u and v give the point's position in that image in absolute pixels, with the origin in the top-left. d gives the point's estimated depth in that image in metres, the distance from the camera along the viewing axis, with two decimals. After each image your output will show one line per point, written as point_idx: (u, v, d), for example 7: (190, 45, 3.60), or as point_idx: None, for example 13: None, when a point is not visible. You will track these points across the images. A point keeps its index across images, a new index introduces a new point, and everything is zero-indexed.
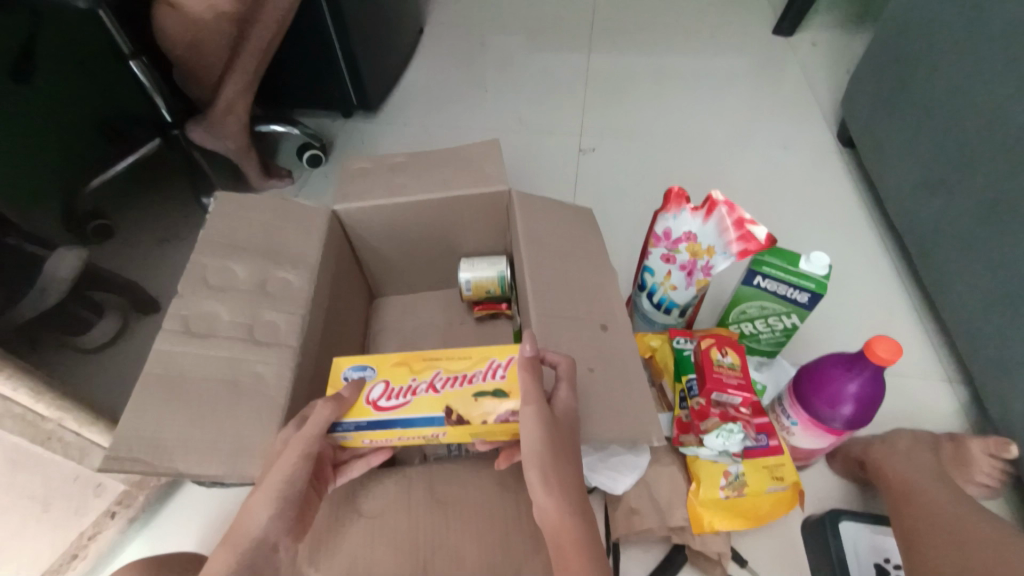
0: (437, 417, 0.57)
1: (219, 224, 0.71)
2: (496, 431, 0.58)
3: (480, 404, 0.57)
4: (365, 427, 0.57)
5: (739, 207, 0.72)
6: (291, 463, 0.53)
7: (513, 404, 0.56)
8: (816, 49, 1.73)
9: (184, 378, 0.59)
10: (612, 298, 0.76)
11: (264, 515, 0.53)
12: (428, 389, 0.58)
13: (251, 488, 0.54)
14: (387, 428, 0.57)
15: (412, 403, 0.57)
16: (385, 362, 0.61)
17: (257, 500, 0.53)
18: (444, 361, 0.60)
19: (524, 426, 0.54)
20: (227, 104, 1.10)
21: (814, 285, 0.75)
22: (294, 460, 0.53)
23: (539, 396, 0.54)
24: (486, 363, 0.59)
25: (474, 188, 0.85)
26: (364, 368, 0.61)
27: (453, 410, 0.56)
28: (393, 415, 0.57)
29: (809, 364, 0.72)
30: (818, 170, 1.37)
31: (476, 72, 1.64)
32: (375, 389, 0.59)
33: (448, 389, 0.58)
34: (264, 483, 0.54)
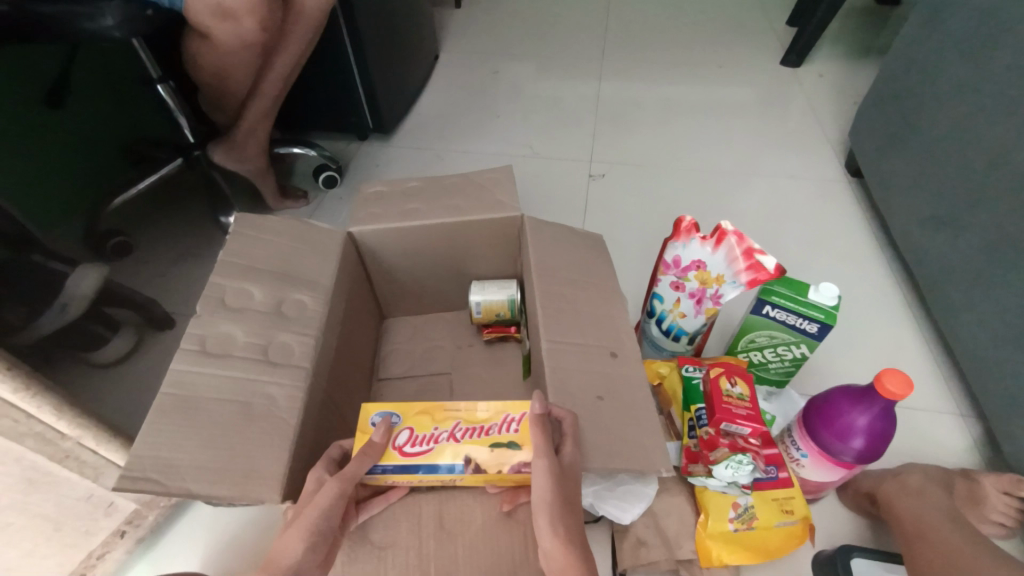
0: (457, 465, 0.59)
1: (238, 247, 0.73)
2: (508, 478, 0.61)
3: (497, 454, 0.59)
4: (391, 471, 0.59)
5: (748, 237, 0.73)
6: (330, 500, 0.55)
7: (525, 455, 0.59)
8: (823, 80, 1.76)
9: (199, 398, 0.60)
10: (622, 325, 0.77)
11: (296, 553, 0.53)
12: (449, 438, 0.60)
13: (286, 524, 0.55)
14: (410, 473, 0.59)
15: (435, 451, 0.60)
16: (409, 409, 0.62)
17: (290, 537, 0.54)
18: (465, 412, 0.62)
19: (535, 477, 0.56)
20: (249, 128, 1.14)
21: (823, 315, 0.76)
22: (333, 496, 0.55)
23: (550, 450, 0.56)
24: (502, 416, 0.61)
25: (486, 214, 0.86)
26: (389, 412, 0.62)
27: (472, 459, 0.59)
28: (417, 461, 0.59)
29: (818, 396, 0.72)
30: (825, 200, 1.38)
31: (488, 98, 1.68)
32: (399, 435, 0.61)
33: (468, 439, 0.60)
34: (300, 520, 0.54)
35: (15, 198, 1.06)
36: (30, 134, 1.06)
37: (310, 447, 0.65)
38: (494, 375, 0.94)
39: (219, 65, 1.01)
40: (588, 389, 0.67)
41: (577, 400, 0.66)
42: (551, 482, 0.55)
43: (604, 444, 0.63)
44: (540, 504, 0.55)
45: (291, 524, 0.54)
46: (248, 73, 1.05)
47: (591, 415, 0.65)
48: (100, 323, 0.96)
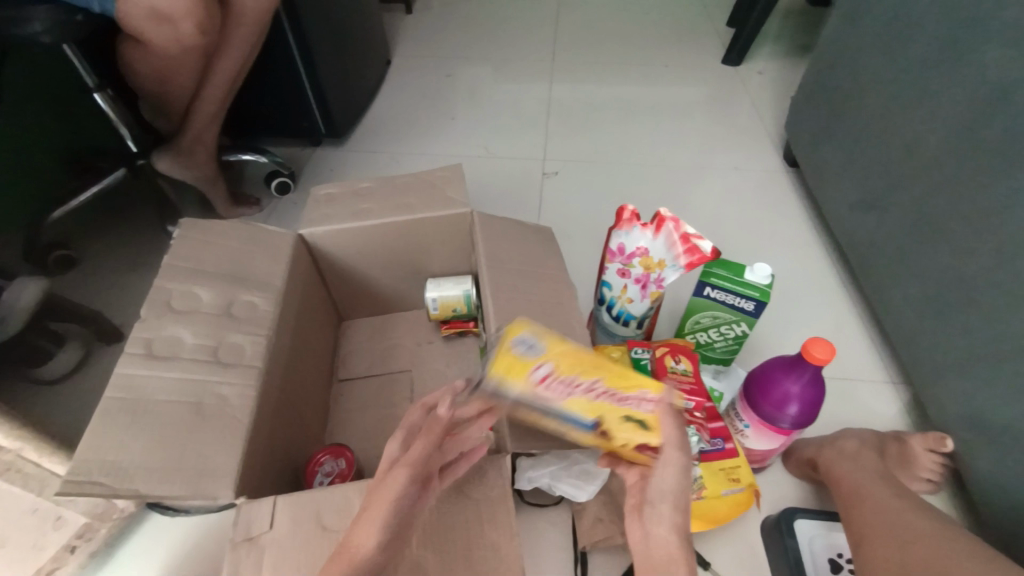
0: (587, 423, 0.56)
1: (185, 250, 0.73)
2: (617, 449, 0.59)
3: (626, 427, 0.56)
4: (515, 404, 0.55)
5: (684, 222, 0.78)
6: (401, 483, 0.52)
7: (648, 438, 0.56)
8: (763, 78, 1.86)
9: (147, 400, 0.59)
10: (572, 311, 0.79)
11: (372, 542, 0.48)
12: (587, 393, 0.56)
13: (359, 514, 0.51)
14: (535, 411, 0.56)
15: (571, 400, 0.55)
16: (553, 346, 0.56)
17: (361, 526, 0.49)
18: (606, 370, 0.57)
19: (666, 468, 0.55)
20: (196, 135, 1.12)
21: (757, 294, 0.81)
22: (406, 478, 0.53)
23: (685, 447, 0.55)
24: (637, 391, 0.57)
25: (438, 211, 0.88)
26: (531, 340, 0.56)
27: (604, 423, 0.56)
28: (550, 403, 0.55)
29: (755, 370, 0.76)
30: (767, 190, 1.46)
31: (443, 101, 1.70)
32: (538, 371, 0.55)
33: (604, 402, 0.56)
34: (373, 507, 0.51)
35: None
36: None
37: (264, 445, 0.65)
38: (453, 369, 0.96)
39: (160, 69, 1.00)
40: None
41: None
42: (680, 477, 0.54)
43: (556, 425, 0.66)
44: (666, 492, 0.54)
45: (363, 514, 0.50)
46: (190, 77, 1.03)
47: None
48: (45, 338, 0.92)
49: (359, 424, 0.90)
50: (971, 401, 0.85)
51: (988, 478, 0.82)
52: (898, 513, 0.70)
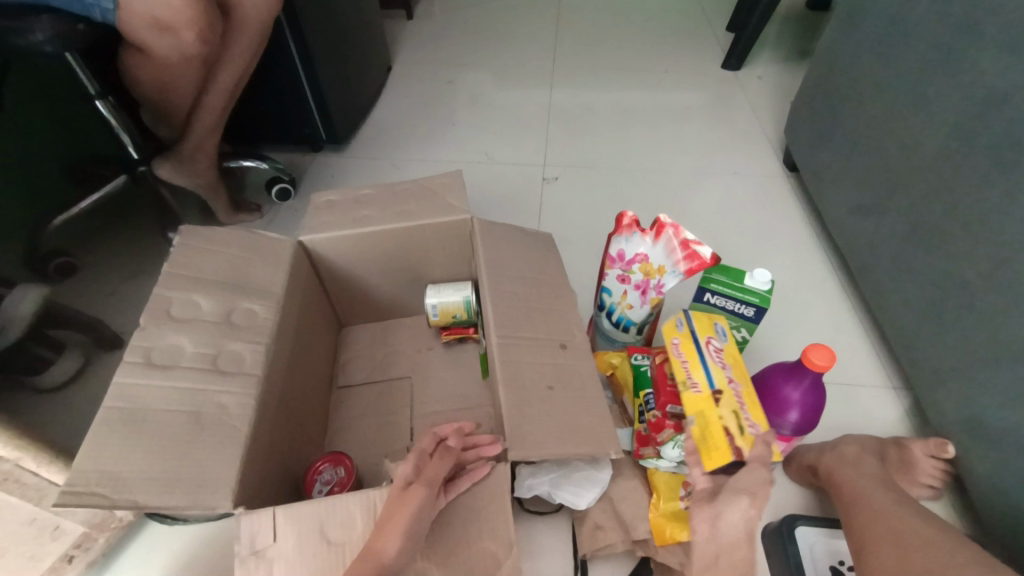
0: (711, 387, 0.69)
1: (184, 259, 0.73)
2: (706, 420, 0.67)
3: (731, 417, 0.66)
4: (680, 337, 0.75)
5: (683, 228, 0.78)
6: (423, 496, 0.56)
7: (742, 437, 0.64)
8: (763, 83, 1.86)
9: (146, 409, 0.59)
10: (571, 318, 0.79)
11: (395, 549, 0.52)
12: (729, 382, 0.70)
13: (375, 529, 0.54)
14: (691, 351, 0.73)
15: (716, 368, 0.71)
16: (732, 352, 0.76)
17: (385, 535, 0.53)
18: (746, 392, 0.72)
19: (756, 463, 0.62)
20: (196, 142, 1.13)
21: (757, 299, 0.80)
22: (424, 496, 0.56)
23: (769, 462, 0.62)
24: (755, 420, 0.68)
25: (437, 218, 0.88)
26: (726, 337, 0.77)
27: (721, 399, 0.68)
28: (703, 355, 0.72)
29: (758, 377, 0.76)
30: (767, 195, 1.46)
31: (443, 107, 1.71)
32: (715, 340, 0.75)
33: (732, 396, 0.69)
34: (391, 520, 0.54)
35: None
36: None
37: (263, 453, 0.65)
38: (453, 376, 0.95)
39: (161, 78, 1.00)
40: (540, 380, 0.70)
41: (529, 391, 0.69)
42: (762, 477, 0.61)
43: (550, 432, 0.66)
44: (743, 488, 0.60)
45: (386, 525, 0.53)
46: (191, 85, 1.04)
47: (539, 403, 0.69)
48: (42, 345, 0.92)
49: (359, 432, 0.89)
50: (973, 407, 0.84)
51: (989, 485, 0.81)
52: (897, 519, 0.69)
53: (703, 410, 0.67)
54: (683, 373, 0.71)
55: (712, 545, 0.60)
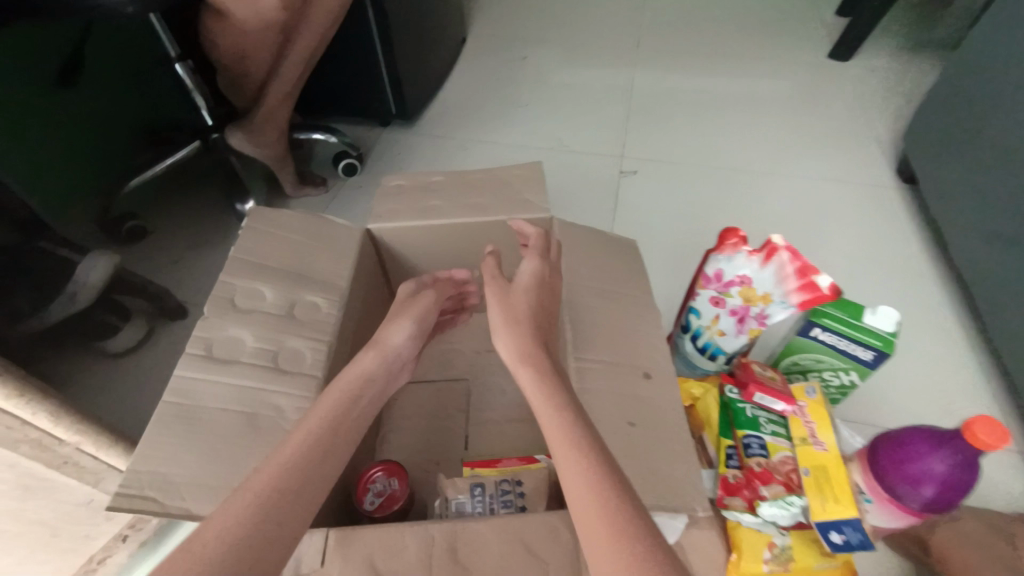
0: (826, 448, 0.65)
1: (250, 244, 0.70)
2: (820, 475, 0.62)
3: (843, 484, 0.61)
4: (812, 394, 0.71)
5: (802, 254, 0.67)
6: (431, 303, 0.70)
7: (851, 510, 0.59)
8: (874, 77, 1.65)
9: (204, 407, 0.56)
10: (656, 342, 0.71)
11: (401, 337, 0.64)
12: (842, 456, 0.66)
13: (389, 316, 0.67)
14: (818, 412, 0.69)
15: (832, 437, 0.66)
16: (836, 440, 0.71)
17: (394, 332, 0.64)
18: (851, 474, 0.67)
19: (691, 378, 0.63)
20: (267, 114, 1.10)
21: (880, 342, 0.69)
22: (431, 300, 0.71)
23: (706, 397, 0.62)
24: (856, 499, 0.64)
25: (513, 214, 0.81)
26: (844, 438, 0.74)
27: (831, 464, 0.63)
28: (826, 421, 0.68)
29: (882, 435, 0.65)
30: (873, 207, 1.29)
31: (515, 86, 1.61)
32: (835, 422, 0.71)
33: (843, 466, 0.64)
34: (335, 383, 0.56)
35: (22, 176, 1.01)
36: (41, 115, 1.02)
37: None
38: (514, 383, 0.89)
39: (238, 45, 0.97)
40: (618, 414, 0.62)
41: (606, 426, 0.61)
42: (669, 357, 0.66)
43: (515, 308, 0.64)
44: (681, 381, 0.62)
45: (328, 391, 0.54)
46: (267, 53, 1.00)
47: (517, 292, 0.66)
48: (111, 312, 0.95)
49: (411, 434, 0.84)
50: None
51: None
52: None
53: (825, 466, 0.63)
54: (804, 427, 0.67)
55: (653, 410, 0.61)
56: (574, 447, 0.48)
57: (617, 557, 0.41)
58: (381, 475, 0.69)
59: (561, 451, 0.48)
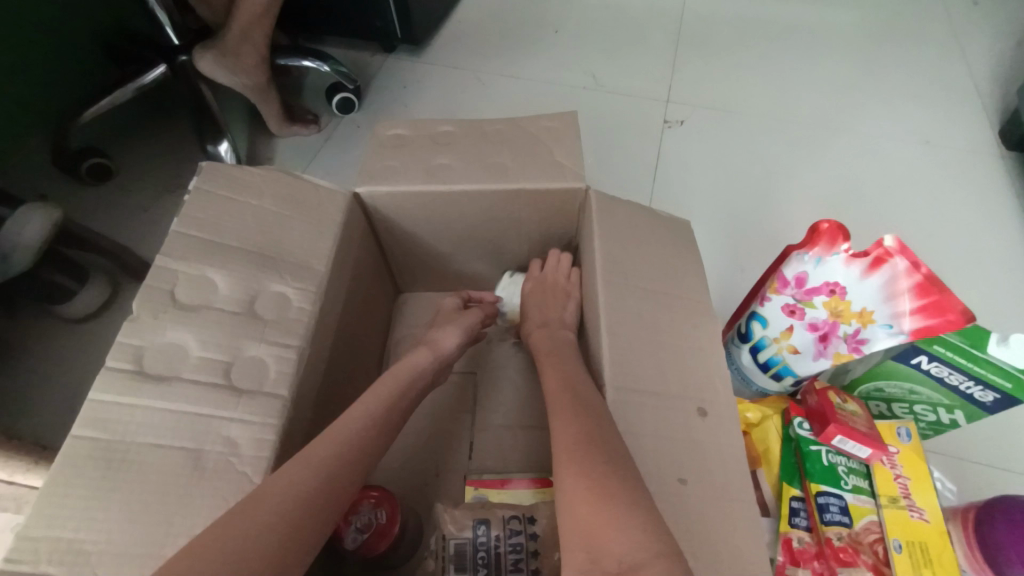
0: (925, 516, 0.52)
1: (199, 214, 0.54)
2: (916, 554, 0.50)
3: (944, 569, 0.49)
4: (903, 433, 0.57)
5: (927, 265, 0.49)
6: (479, 315, 0.71)
7: None
8: (982, 11, 1.35)
9: (128, 443, 0.43)
10: (714, 364, 0.56)
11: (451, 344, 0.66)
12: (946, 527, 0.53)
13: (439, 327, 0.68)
14: (916, 464, 0.55)
15: (932, 500, 0.53)
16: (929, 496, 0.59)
17: (445, 335, 0.66)
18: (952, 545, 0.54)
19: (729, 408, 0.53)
20: (243, 31, 0.90)
21: (1009, 385, 0.53)
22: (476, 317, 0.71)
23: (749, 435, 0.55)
24: None
25: (540, 183, 0.63)
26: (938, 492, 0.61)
27: (930, 543, 0.50)
28: (928, 479, 0.54)
29: (1007, 503, 0.51)
30: (968, 179, 1.08)
31: (545, 6, 1.35)
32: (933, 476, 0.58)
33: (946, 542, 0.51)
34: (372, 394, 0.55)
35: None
36: None
37: None
38: (530, 383, 0.76)
39: None
40: (666, 467, 0.48)
41: (651, 485, 0.47)
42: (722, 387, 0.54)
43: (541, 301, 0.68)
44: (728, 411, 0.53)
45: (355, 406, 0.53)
46: None
47: (534, 291, 0.69)
48: (64, 271, 0.80)
49: (407, 439, 0.72)
50: None
51: None
52: None
53: (924, 543, 0.50)
54: (895, 483, 0.54)
55: (702, 459, 0.49)
56: (573, 415, 0.49)
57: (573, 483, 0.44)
58: (366, 504, 0.58)
59: (560, 419, 0.50)
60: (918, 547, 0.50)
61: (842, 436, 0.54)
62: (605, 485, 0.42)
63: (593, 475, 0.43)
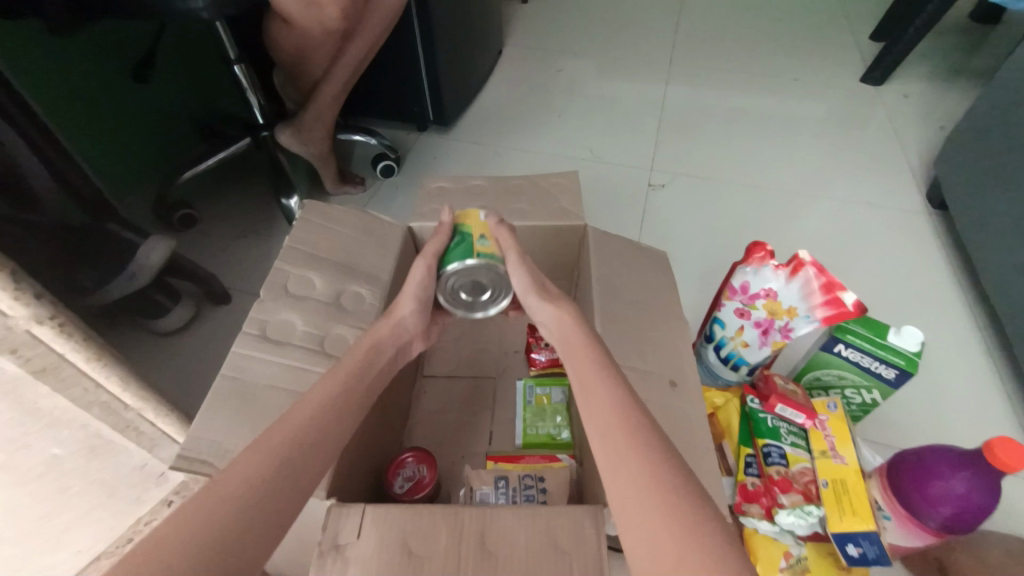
0: (844, 459, 0.67)
1: (302, 235, 0.74)
2: (834, 487, 0.65)
3: (860, 499, 0.64)
4: (834, 407, 0.73)
5: (828, 270, 0.68)
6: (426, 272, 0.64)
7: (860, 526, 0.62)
8: (910, 103, 1.65)
9: (254, 384, 0.60)
10: (683, 351, 0.73)
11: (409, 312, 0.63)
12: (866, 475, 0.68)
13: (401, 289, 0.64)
14: (842, 426, 0.71)
15: (851, 450, 0.68)
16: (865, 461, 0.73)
17: (401, 304, 0.63)
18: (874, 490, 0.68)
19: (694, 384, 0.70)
20: (316, 114, 1.15)
21: (903, 361, 0.70)
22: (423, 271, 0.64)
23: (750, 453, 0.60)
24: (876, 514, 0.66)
25: (550, 220, 0.84)
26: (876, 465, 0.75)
27: (846, 479, 0.66)
28: (849, 436, 0.70)
29: (904, 454, 0.65)
30: (905, 233, 1.30)
31: (550, 97, 1.65)
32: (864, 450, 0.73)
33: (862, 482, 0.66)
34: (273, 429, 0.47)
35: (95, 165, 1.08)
36: (113, 105, 1.08)
37: (357, 446, 0.65)
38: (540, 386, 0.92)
39: (299, 49, 1.04)
40: None
41: None
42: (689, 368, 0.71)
43: (528, 274, 0.64)
44: (693, 385, 0.70)
45: (248, 445, 0.45)
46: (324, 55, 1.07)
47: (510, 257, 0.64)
48: (164, 293, 1.00)
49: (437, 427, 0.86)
50: None
51: None
52: None
53: (845, 480, 0.65)
54: (823, 440, 0.69)
55: (671, 415, 0.66)
56: (631, 435, 0.47)
57: (640, 495, 0.43)
58: (411, 461, 0.72)
59: (620, 437, 0.47)
60: (838, 483, 0.65)
61: (781, 404, 0.71)
62: (676, 503, 0.42)
63: (674, 517, 0.41)
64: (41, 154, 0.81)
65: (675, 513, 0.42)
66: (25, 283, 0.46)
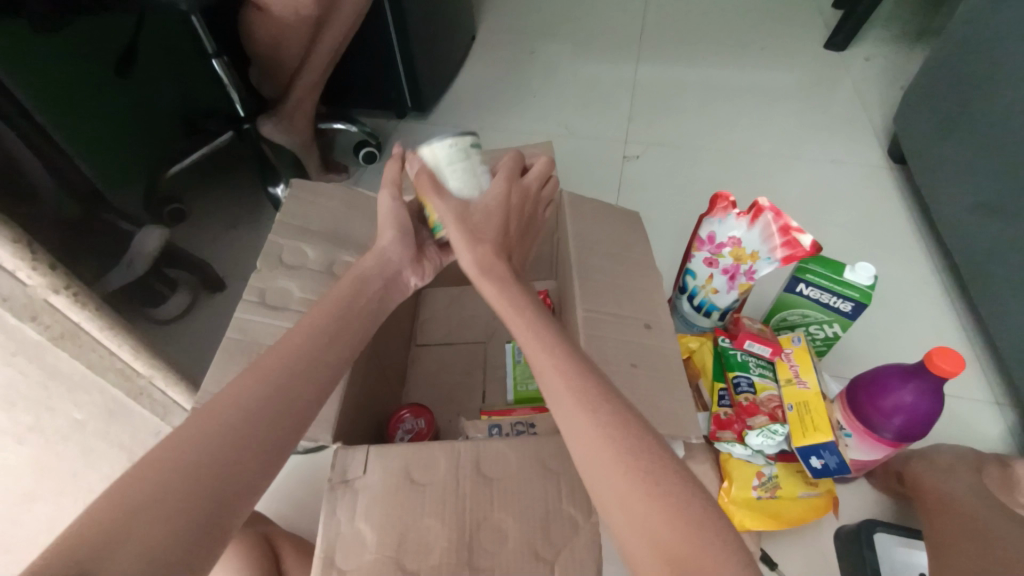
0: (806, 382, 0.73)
1: (293, 209, 0.78)
2: (799, 408, 0.70)
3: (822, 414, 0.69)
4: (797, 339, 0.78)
5: (785, 213, 0.74)
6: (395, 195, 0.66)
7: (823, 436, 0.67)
8: (872, 67, 1.71)
9: (258, 345, 0.65)
10: (657, 298, 0.79)
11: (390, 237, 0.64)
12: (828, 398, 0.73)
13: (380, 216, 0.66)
14: (804, 354, 0.76)
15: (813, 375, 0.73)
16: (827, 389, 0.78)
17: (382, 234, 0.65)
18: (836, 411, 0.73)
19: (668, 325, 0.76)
20: (296, 104, 1.21)
21: (858, 294, 0.75)
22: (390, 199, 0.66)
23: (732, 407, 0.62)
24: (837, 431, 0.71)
25: None
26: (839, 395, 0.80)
27: (808, 399, 0.71)
28: (811, 363, 0.75)
29: (859, 376, 0.71)
30: (868, 189, 1.36)
31: (525, 79, 1.69)
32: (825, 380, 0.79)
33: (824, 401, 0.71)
34: (254, 368, 0.48)
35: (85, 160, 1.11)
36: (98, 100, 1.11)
37: (356, 399, 0.69)
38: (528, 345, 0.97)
39: (276, 38, 1.07)
40: (623, 357, 0.70)
41: (613, 368, 0.69)
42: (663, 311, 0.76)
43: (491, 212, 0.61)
44: (667, 326, 0.75)
45: (245, 371, 0.47)
46: (300, 44, 1.10)
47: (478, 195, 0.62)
48: (161, 281, 1.04)
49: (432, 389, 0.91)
50: None
51: None
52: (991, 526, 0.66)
53: (807, 401, 0.71)
54: (788, 369, 0.75)
55: (646, 354, 0.71)
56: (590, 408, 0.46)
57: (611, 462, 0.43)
58: (409, 415, 0.77)
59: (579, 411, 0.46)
60: (801, 404, 0.71)
61: (750, 339, 0.76)
62: (648, 469, 0.42)
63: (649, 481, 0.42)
64: (35, 150, 0.84)
65: (648, 473, 0.42)
66: (42, 251, 0.51)
